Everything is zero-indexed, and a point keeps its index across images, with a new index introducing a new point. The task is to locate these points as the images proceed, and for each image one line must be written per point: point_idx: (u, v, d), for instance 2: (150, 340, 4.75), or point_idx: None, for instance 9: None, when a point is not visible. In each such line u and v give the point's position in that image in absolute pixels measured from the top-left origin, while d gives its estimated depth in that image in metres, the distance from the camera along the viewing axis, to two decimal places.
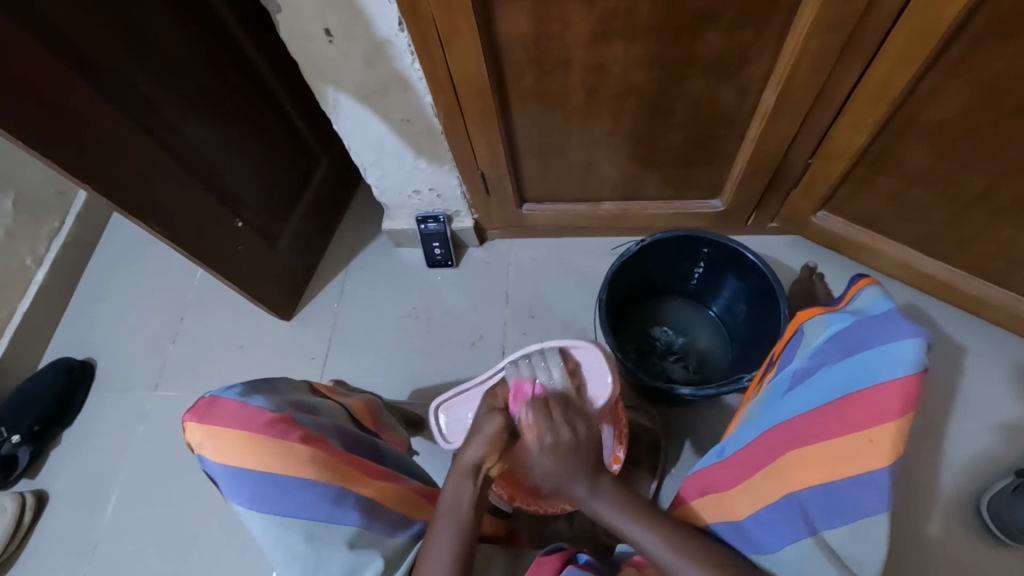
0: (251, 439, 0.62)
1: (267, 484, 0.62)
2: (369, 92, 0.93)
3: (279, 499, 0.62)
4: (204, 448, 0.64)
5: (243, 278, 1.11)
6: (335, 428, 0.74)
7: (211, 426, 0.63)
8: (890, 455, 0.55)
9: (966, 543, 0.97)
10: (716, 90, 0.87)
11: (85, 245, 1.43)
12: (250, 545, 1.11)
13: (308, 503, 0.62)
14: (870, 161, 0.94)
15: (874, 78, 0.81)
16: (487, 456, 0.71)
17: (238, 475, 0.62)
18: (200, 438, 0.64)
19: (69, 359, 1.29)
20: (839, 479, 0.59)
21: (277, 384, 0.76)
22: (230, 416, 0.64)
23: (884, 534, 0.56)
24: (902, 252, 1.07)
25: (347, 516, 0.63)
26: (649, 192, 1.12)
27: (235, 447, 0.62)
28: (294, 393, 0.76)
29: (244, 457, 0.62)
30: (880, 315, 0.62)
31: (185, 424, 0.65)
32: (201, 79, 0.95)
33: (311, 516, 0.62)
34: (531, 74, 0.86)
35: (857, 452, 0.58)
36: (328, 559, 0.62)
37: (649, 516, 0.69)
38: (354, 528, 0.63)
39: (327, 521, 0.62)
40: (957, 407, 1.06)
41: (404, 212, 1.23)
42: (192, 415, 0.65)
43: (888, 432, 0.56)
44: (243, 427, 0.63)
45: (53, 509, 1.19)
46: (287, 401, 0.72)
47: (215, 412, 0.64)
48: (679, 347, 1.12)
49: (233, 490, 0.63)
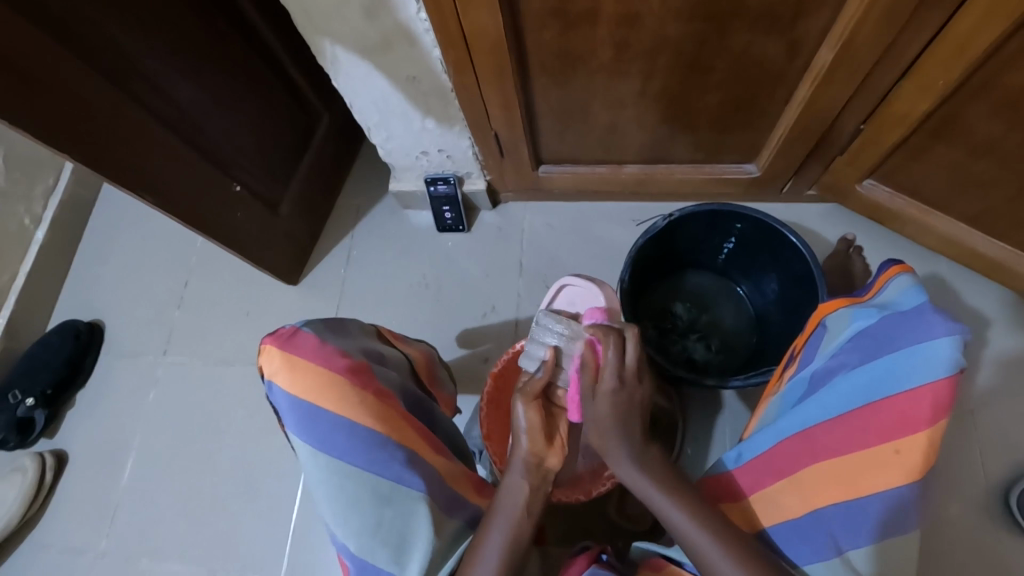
0: (330, 380, 0.62)
1: (339, 427, 0.62)
2: (371, 47, 0.83)
3: (345, 448, 0.62)
4: (277, 376, 0.63)
5: (245, 247, 1.05)
6: (400, 385, 0.74)
7: (291, 357, 0.63)
8: (920, 468, 0.53)
9: (989, 535, 0.95)
10: (765, 45, 0.76)
11: (83, 203, 1.38)
12: (264, 511, 1.13)
13: (374, 458, 0.62)
14: (931, 129, 0.83)
15: (954, 35, 0.69)
16: (541, 450, 0.70)
17: (310, 413, 0.62)
18: (275, 365, 0.63)
19: (76, 322, 1.28)
20: (864, 494, 0.55)
21: (349, 325, 0.76)
22: (311, 351, 0.64)
23: (909, 552, 0.54)
24: (952, 227, 0.98)
25: (411, 479, 0.63)
26: (677, 156, 1.03)
27: (313, 384, 0.62)
28: (366, 340, 0.76)
29: (321, 397, 0.62)
30: (910, 311, 0.57)
31: (264, 348, 0.64)
32: (183, 29, 0.85)
33: (376, 471, 0.62)
34: (553, 28, 0.75)
35: (881, 464, 0.55)
36: (385, 518, 0.62)
37: (699, 508, 0.60)
38: (417, 494, 0.63)
39: (392, 481, 0.62)
40: (996, 395, 1.00)
41: (412, 173, 1.15)
42: (273, 340, 0.64)
43: (918, 441, 0.53)
44: (325, 366, 0.63)
45: (73, 470, 1.21)
46: (361, 348, 0.72)
47: (296, 345, 0.64)
48: (702, 325, 1.05)
49: (301, 427, 0.62)
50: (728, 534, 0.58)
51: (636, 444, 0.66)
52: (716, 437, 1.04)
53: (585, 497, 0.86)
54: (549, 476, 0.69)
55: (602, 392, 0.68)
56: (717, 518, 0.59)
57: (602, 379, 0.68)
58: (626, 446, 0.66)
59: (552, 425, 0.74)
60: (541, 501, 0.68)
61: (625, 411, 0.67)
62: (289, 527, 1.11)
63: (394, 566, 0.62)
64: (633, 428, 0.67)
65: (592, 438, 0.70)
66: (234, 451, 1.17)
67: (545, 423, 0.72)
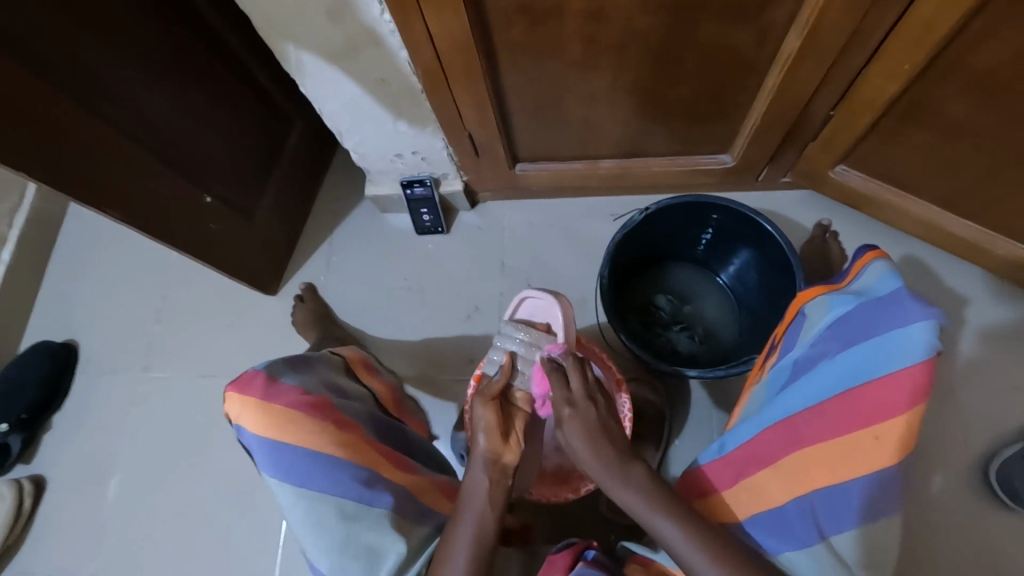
0: (291, 415, 0.60)
1: (301, 457, 0.59)
2: (336, 50, 0.81)
3: (311, 478, 0.59)
4: (239, 418, 0.60)
5: (220, 259, 1.03)
6: (367, 415, 0.71)
7: (250, 397, 0.60)
8: (897, 453, 0.54)
9: (972, 509, 0.97)
10: (733, 35, 0.76)
11: (51, 220, 1.34)
12: (254, 526, 1.11)
13: (340, 483, 0.60)
14: (900, 112, 0.84)
15: (917, 19, 0.70)
16: (500, 449, 0.68)
17: (273, 449, 0.59)
18: (235, 408, 0.61)
19: (49, 343, 1.25)
20: (844, 480, 0.55)
21: (311, 361, 0.74)
22: (269, 390, 0.61)
23: (888, 537, 0.54)
24: (924, 209, 1.00)
25: (379, 498, 0.62)
26: (652, 148, 1.03)
27: (275, 421, 0.60)
28: (329, 374, 0.74)
29: (283, 432, 0.60)
30: (888, 297, 0.58)
31: (224, 392, 0.62)
32: (143, 38, 0.83)
33: (343, 495, 0.60)
34: (521, 25, 0.75)
35: (861, 450, 0.55)
36: (354, 542, 0.59)
37: (682, 513, 0.58)
38: (385, 513, 0.62)
39: (357, 501, 0.60)
40: (973, 369, 1.02)
41: (388, 176, 1.13)
42: (232, 384, 0.62)
43: (896, 427, 0.54)
44: (286, 404, 0.61)
45: (53, 494, 1.18)
46: (322, 383, 0.70)
47: (255, 384, 0.61)
48: (684, 317, 1.06)
49: (266, 464, 0.59)
50: (710, 538, 0.56)
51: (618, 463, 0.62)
52: (702, 427, 1.04)
53: (574, 495, 0.86)
54: (509, 471, 0.68)
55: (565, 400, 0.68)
56: (698, 522, 0.57)
57: (572, 390, 0.68)
58: (611, 471, 0.62)
59: (508, 429, 0.71)
60: (503, 495, 0.66)
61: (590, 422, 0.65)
62: (280, 540, 1.10)
63: None
64: (605, 441, 0.63)
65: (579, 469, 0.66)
66: (219, 466, 1.15)
67: (501, 421, 0.71)
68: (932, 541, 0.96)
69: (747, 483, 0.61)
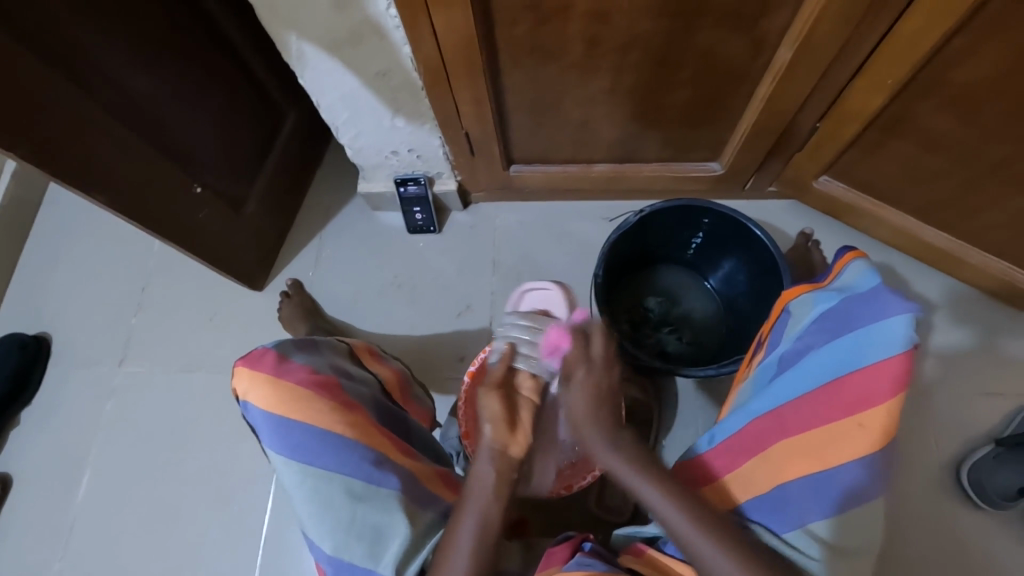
0: (299, 393, 0.63)
1: (309, 436, 0.62)
2: (340, 41, 0.82)
3: (318, 454, 0.62)
4: (249, 394, 0.63)
5: (208, 250, 1.01)
6: (373, 398, 0.73)
7: (260, 374, 0.63)
8: (878, 439, 0.56)
9: (946, 508, 1.00)
10: (729, 43, 0.79)
11: (25, 208, 1.30)
12: (233, 525, 1.08)
13: (346, 461, 0.62)
14: (883, 124, 0.88)
15: (903, 35, 0.74)
16: (507, 440, 0.69)
17: (282, 424, 0.62)
18: (246, 384, 0.64)
19: (20, 335, 1.20)
20: (828, 466, 0.57)
21: (318, 344, 0.75)
22: (278, 369, 0.64)
23: (869, 520, 0.56)
24: (902, 219, 1.04)
25: (384, 479, 0.64)
26: (645, 153, 1.05)
27: (284, 397, 0.63)
28: (336, 357, 0.75)
29: (292, 409, 0.62)
30: (868, 292, 0.61)
31: (236, 369, 0.65)
32: (141, 22, 0.82)
33: (349, 473, 0.62)
34: (525, 24, 0.76)
35: (844, 438, 0.57)
36: (362, 517, 0.62)
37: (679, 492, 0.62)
38: (392, 493, 0.64)
39: (365, 480, 0.63)
40: (946, 374, 1.07)
41: (382, 173, 1.13)
42: (243, 362, 0.65)
43: (878, 415, 0.56)
44: (295, 382, 0.63)
45: (19, 492, 1.13)
46: (328, 364, 0.71)
47: (264, 362, 0.64)
48: (673, 319, 1.08)
49: (274, 439, 0.63)
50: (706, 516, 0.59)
51: (610, 428, 0.69)
52: (690, 428, 1.06)
53: (566, 491, 0.91)
54: (515, 464, 0.68)
55: (574, 387, 0.71)
56: (692, 502, 0.61)
57: (574, 370, 0.72)
58: (600, 431, 0.69)
59: (514, 417, 0.70)
60: (507, 491, 0.66)
61: (596, 395, 0.71)
62: (260, 541, 1.07)
63: (370, 560, 0.62)
64: (603, 418, 0.70)
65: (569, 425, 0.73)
66: (198, 464, 1.12)
67: (506, 409, 0.70)
68: (908, 540, 0.99)
69: (740, 473, 0.63)
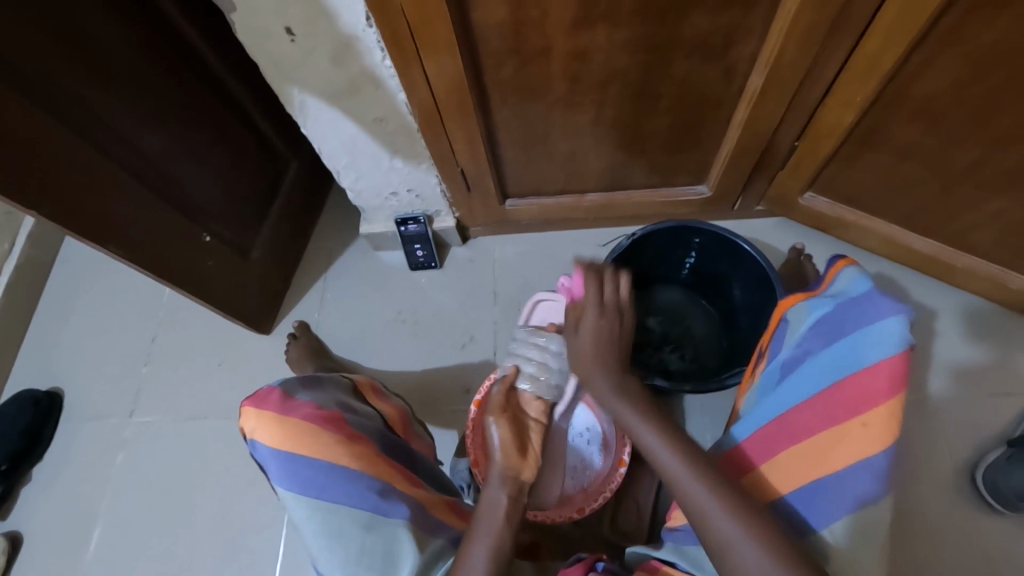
0: (306, 429, 0.63)
1: (317, 471, 0.62)
2: (338, 92, 0.87)
3: (326, 488, 0.62)
4: (256, 433, 0.63)
5: (216, 295, 1.05)
6: (378, 432, 0.73)
7: (266, 413, 0.63)
8: (884, 437, 0.56)
9: (965, 515, 0.99)
10: (702, 72, 0.84)
11: (40, 268, 1.34)
12: (245, 573, 1.06)
13: (354, 493, 0.63)
14: (857, 139, 0.93)
15: (862, 56, 0.79)
16: (520, 465, 0.73)
17: (290, 461, 0.62)
18: (253, 424, 0.64)
19: (33, 391, 1.22)
20: (836, 470, 0.57)
21: (322, 380, 0.75)
22: (283, 407, 0.64)
23: (879, 520, 0.55)
24: (887, 228, 1.07)
25: (393, 508, 0.64)
26: (633, 181, 1.10)
27: (290, 434, 0.62)
28: (340, 393, 0.75)
29: (299, 445, 0.62)
30: (860, 296, 0.63)
31: (242, 409, 0.65)
32: (154, 86, 0.88)
33: (357, 505, 0.62)
34: (510, 66, 0.82)
35: (849, 436, 0.57)
36: (371, 549, 0.62)
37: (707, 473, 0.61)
38: (401, 522, 0.64)
39: (373, 511, 0.63)
40: (949, 378, 1.07)
41: (383, 214, 1.18)
42: (250, 401, 0.65)
43: (880, 413, 0.57)
44: (302, 418, 0.64)
45: (29, 551, 1.12)
46: (334, 400, 0.71)
47: (270, 401, 0.64)
48: (674, 338, 1.10)
49: (283, 475, 0.63)
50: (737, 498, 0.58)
51: (651, 425, 0.69)
52: (699, 447, 1.06)
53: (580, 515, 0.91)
54: (525, 488, 0.72)
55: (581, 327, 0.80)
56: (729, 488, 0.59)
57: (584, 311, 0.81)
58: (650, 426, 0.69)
59: (523, 441, 0.77)
60: (518, 518, 0.68)
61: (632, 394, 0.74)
62: None
63: None
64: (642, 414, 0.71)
65: (575, 369, 0.80)
66: (209, 511, 1.11)
67: (515, 435, 0.77)
68: (930, 550, 0.97)
69: (749, 480, 0.63)
